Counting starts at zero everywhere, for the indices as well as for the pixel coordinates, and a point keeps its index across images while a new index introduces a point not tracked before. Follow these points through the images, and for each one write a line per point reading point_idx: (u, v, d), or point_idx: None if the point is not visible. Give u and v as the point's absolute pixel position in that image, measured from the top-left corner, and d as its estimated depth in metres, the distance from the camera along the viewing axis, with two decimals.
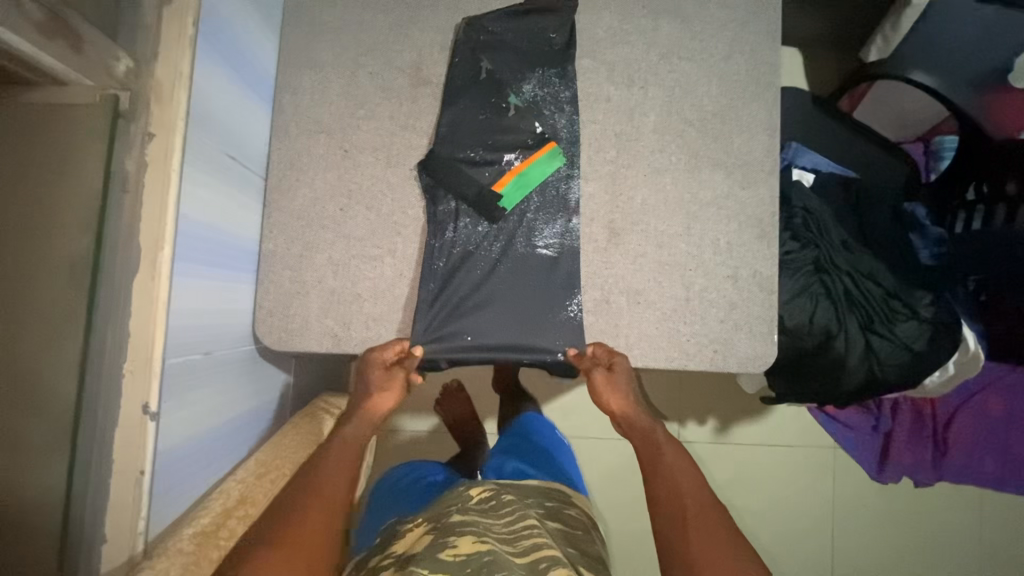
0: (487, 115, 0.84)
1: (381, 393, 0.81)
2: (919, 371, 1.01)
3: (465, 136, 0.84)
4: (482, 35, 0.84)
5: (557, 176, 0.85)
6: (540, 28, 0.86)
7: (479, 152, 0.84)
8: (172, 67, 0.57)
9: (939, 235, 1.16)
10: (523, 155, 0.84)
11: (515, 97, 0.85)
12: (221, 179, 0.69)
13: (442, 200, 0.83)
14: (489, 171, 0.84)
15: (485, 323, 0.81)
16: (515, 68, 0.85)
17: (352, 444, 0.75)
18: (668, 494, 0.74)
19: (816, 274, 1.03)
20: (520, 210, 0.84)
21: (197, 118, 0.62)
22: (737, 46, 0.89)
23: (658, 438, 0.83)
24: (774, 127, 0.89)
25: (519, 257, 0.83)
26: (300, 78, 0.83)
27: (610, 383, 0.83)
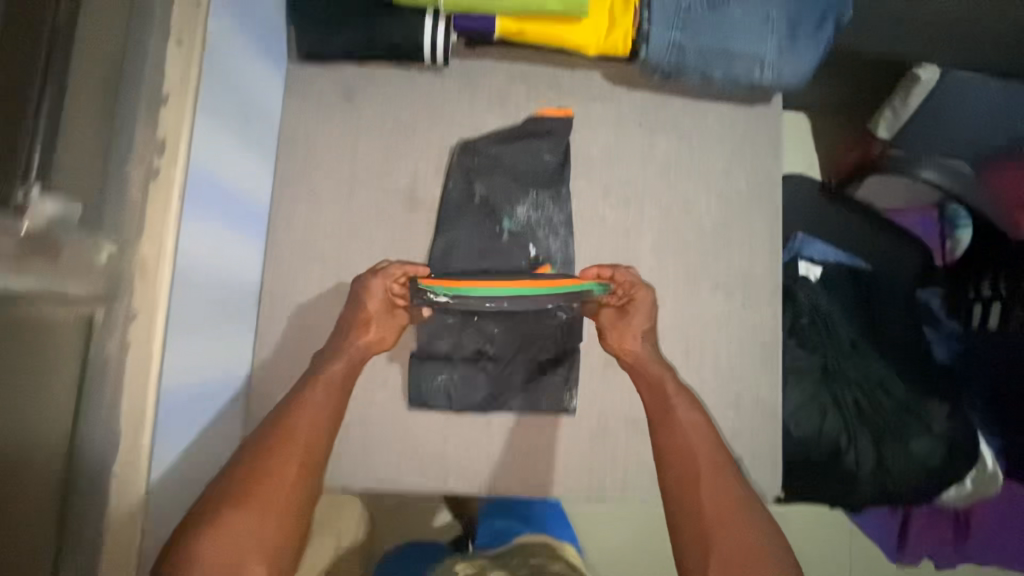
0: (481, 240, 0.84)
1: (376, 326, 0.79)
2: (933, 485, 0.96)
3: (457, 260, 0.83)
4: (478, 158, 0.85)
5: (553, 291, 0.84)
6: (534, 151, 0.86)
7: (470, 271, 0.83)
8: (158, 242, 0.58)
9: (953, 330, 1.12)
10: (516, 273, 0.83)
11: (509, 221, 0.86)
12: (207, 327, 0.69)
13: (431, 323, 0.84)
14: (480, 294, 0.84)
15: (468, 436, 0.82)
16: (509, 191, 0.86)
17: (331, 395, 0.74)
18: (679, 454, 0.73)
19: (824, 385, 1.00)
20: (506, 323, 0.84)
21: (183, 280, 0.62)
22: (736, 161, 0.88)
23: (666, 387, 0.78)
24: (777, 243, 0.86)
25: (506, 362, 0.84)
26: (295, 204, 0.84)
27: (621, 327, 0.81)
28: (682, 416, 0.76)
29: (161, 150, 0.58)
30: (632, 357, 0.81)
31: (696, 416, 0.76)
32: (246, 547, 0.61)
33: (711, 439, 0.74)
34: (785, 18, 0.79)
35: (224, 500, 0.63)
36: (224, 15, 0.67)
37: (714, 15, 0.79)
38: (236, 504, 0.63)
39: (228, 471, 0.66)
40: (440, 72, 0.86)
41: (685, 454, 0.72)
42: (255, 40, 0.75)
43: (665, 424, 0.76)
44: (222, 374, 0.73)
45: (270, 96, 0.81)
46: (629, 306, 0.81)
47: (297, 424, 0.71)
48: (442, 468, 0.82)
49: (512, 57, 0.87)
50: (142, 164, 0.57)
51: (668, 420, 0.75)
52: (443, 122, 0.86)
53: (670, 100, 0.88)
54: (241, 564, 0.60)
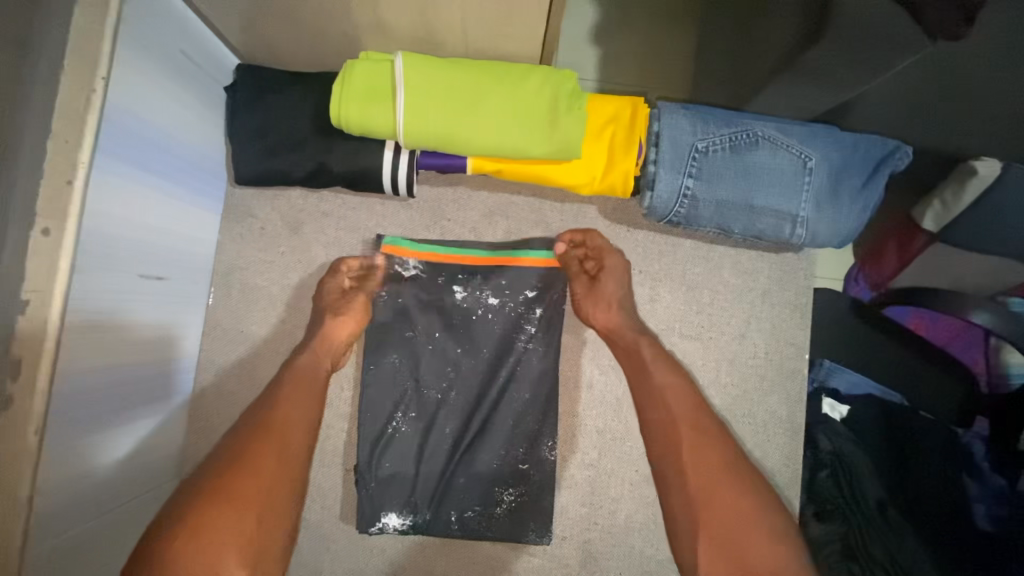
0: (438, 390, 0.70)
1: (337, 319, 0.66)
2: None
3: (407, 302, 0.71)
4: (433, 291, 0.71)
5: (518, 314, 0.71)
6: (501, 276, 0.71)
7: (420, 304, 0.71)
8: (7, 490, 0.46)
9: (1001, 487, 0.83)
10: (475, 302, 0.71)
11: (475, 366, 0.71)
12: (106, 536, 0.57)
13: (374, 381, 0.70)
14: (437, 334, 0.71)
15: (436, 524, 0.69)
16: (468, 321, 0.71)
17: (309, 388, 0.60)
18: (661, 425, 0.56)
19: (845, 561, 0.87)
20: (467, 368, 0.71)
21: (55, 514, 0.50)
22: (755, 321, 0.73)
23: (641, 355, 0.62)
24: (797, 426, 0.72)
25: (470, 418, 0.70)
26: (229, 355, 0.73)
27: (593, 297, 0.67)
28: (661, 380, 0.59)
29: (14, 372, 0.46)
30: (608, 334, 0.67)
31: (680, 382, 0.59)
32: (226, 546, 0.46)
33: (693, 400, 0.57)
34: (827, 166, 0.65)
35: (188, 494, 0.48)
36: (125, 169, 0.54)
37: (739, 161, 0.65)
38: (206, 496, 0.48)
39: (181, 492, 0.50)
40: (406, 201, 0.73)
41: (668, 419, 0.56)
42: (176, 176, 0.62)
43: (643, 390, 0.59)
44: None
45: (199, 233, 0.69)
46: (599, 274, 0.68)
47: (283, 417, 0.56)
48: None
49: (491, 187, 0.73)
50: None
51: (646, 384, 0.59)
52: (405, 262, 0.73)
53: (677, 244, 0.74)
54: (215, 560, 0.45)
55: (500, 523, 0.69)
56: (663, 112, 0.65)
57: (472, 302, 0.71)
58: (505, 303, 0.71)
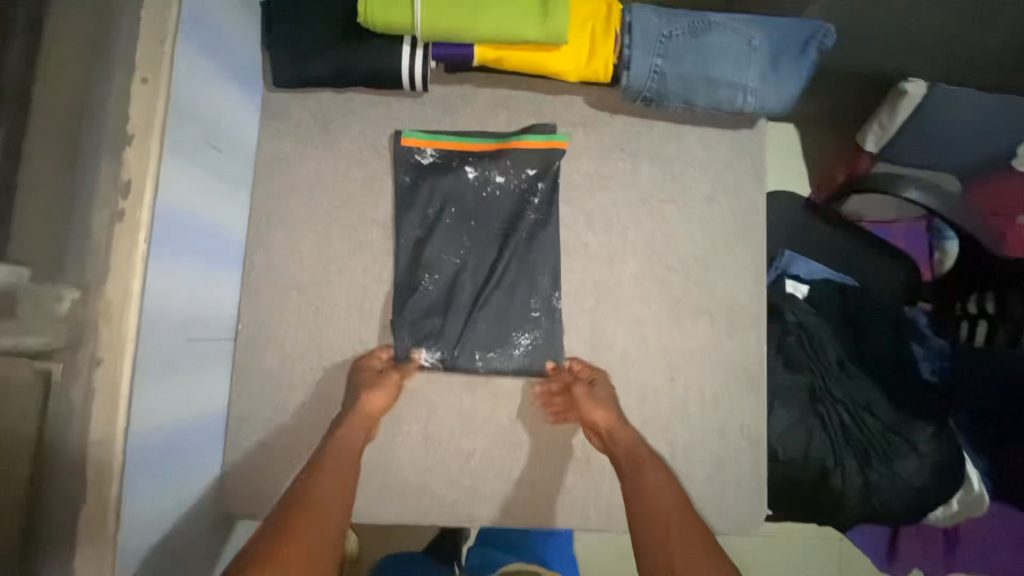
0: (458, 254, 0.83)
1: (370, 392, 0.76)
2: (921, 505, 0.96)
3: (429, 184, 0.84)
4: (449, 173, 0.84)
5: (522, 189, 0.84)
6: (508, 159, 0.84)
7: (438, 184, 0.84)
8: (123, 287, 0.56)
9: (941, 348, 1.08)
10: (486, 180, 0.84)
11: (489, 231, 0.84)
12: (183, 364, 0.68)
13: (404, 249, 0.83)
14: (454, 209, 0.84)
15: (465, 359, 0.81)
16: (479, 197, 0.84)
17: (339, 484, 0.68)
18: (649, 515, 0.65)
19: (811, 404, 1.00)
20: (483, 233, 0.84)
21: (152, 324, 0.61)
22: (721, 186, 0.87)
23: (640, 459, 0.73)
24: (761, 271, 0.86)
25: (486, 275, 0.83)
26: (272, 237, 0.82)
27: (591, 400, 0.77)
28: (650, 477, 0.70)
29: (125, 191, 0.57)
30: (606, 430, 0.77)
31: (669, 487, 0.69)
32: None
33: (681, 502, 0.67)
34: (768, 46, 0.79)
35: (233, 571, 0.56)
36: (194, 49, 0.65)
37: (697, 43, 0.78)
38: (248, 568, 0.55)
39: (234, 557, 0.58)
40: (420, 98, 0.85)
41: (658, 516, 0.65)
42: (227, 69, 0.73)
43: (633, 484, 0.70)
44: (202, 408, 0.73)
45: (246, 126, 0.80)
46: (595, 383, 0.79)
47: (319, 500, 0.65)
48: (425, 502, 0.79)
49: (493, 83, 0.86)
50: (108, 207, 0.56)
51: (636, 481, 0.70)
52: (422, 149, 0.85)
53: (652, 125, 0.87)
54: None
55: (518, 360, 0.82)
56: (634, 9, 0.79)
57: (483, 182, 0.84)
58: (511, 180, 0.84)
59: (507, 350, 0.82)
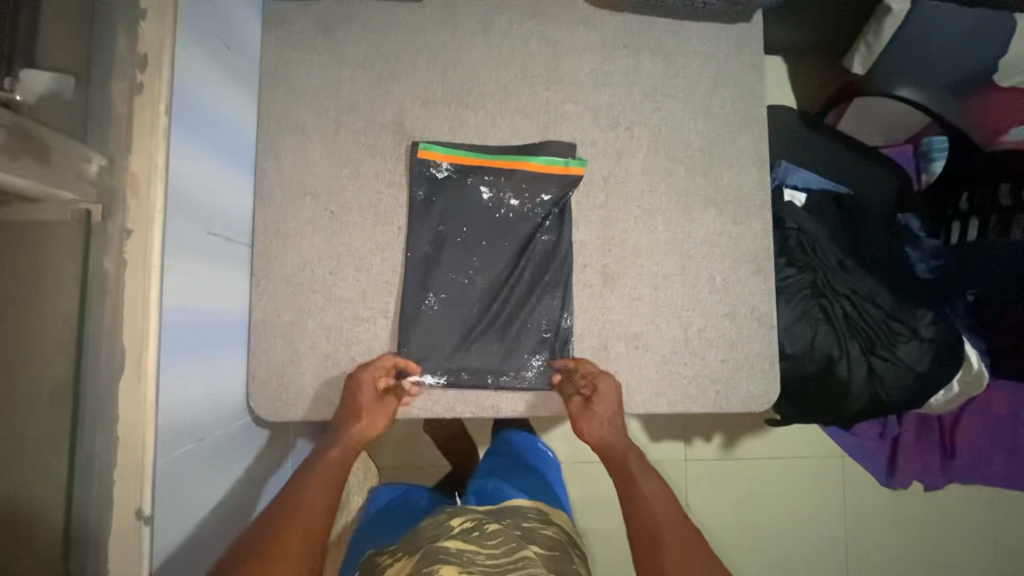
0: (473, 272, 0.84)
1: (364, 419, 0.78)
2: (920, 391, 1.00)
3: (441, 201, 0.84)
4: (466, 188, 0.84)
5: (538, 206, 0.84)
6: (524, 185, 0.84)
7: (451, 203, 0.84)
8: (147, 158, 0.56)
9: (935, 248, 1.15)
10: (501, 198, 0.85)
11: (502, 245, 0.85)
12: (203, 257, 0.68)
13: (416, 273, 0.82)
14: (466, 228, 0.84)
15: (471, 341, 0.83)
16: (492, 214, 0.85)
17: (329, 481, 0.71)
18: (643, 526, 0.71)
19: (815, 299, 1.02)
20: (497, 249, 0.84)
21: (174, 206, 0.61)
22: (721, 80, 0.88)
23: (630, 468, 0.79)
24: (763, 160, 0.88)
25: (495, 298, 0.84)
26: (282, 144, 0.82)
27: (588, 413, 0.81)
28: (645, 489, 0.76)
29: (142, 64, 0.56)
30: (598, 444, 0.82)
31: (661, 491, 0.76)
32: None
33: (671, 506, 0.74)
34: None
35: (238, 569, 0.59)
36: None
37: None
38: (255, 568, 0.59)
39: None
40: (421, 2, 0.85)
41: (650, 522, 0.71)
42: None
43: (631, 495, 0.76)
44: (224, 306, 0.74)
45: (248, 31, 0.80)
46: (594, 397, 0.81)
47: (307, 498, 0.69)
48: (451, 394, 0.83)
49: None
50: (125, 79, 0.56)
51: (632, 495, 0.76)
52: (427, 52, 0.85)
53: (652, 22, 0.88)
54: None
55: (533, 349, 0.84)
56: None
57: (497, 200, 0.85)
58: (524, 204, 0.85)
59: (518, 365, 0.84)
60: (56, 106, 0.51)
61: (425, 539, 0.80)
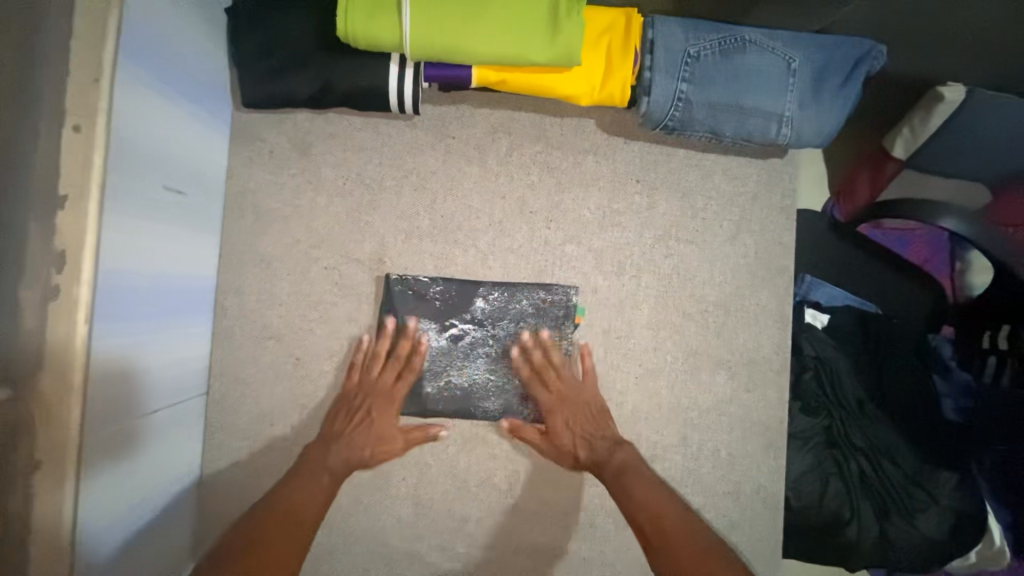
0: (466, 381, 0.75)
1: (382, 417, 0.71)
2: (934, 560, 0.91)
3: (434, 304, 0.75)
4: (457, 292, 0.75)
5: (535, 330, 0.75)
6: (524, 291, 0.75)
7: (440, 323, 0.75)
8: (62, 376, 0.48)
9: (966, 383, 0.99)
10: (496, 315, 0.75)
11: (497, 351, 0.75)
12: (144, 438, 0.61)
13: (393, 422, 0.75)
14: (457, 331, 0.75)
15: (443, 511, 0.74)
16: (488, 317, 0.75)
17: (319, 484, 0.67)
18: (653, 526, 0.63)
19: (828, 449, 0.95)
20: (486, 377, 0.75)
21: (103, 407, 0.53)
22: (745, 225, 0.78)
23: (614, 463, 0.69)
24: (786, 319, 0.78)
25: (484, 408, 0.75)
26: (246, 279, 0.73)
27: (560, 397, 0.73)
28: (640, 483, 0.67)
29: (61, 264, 0.48)
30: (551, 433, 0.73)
31: (673, 502, 0.65)
32: None
33: (674, 505, 0.65)
34: (809, 70, 0.69)
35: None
36: (136, 80, 0.54)
37: (728, 64, 0.68)
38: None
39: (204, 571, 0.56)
40: (411, 120, 0.75)
41: (655, 515, 0.63)
42: (185, 94, 0.63)
43: (626, 493, 0.66)
44: (169, 476, 0.66)
45: (212, 153, 0.70)
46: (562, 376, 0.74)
47: (294, 504, 0.64)
48: (417, 568, 0.73)
49: (494, 103, 0.76)
50: (38, 283, 0.47)
51: (629, 489, 0.66)
52: (414, 179, 0.75)
53: (671, 153, 0.77)
54: None
55: (512, 517, 0.75)
56: (657, 21, 0.69)
57: (489, 322, 0.75)
58: (526, 310, 0.75)
59: (494, 533, 0.74)
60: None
61: None
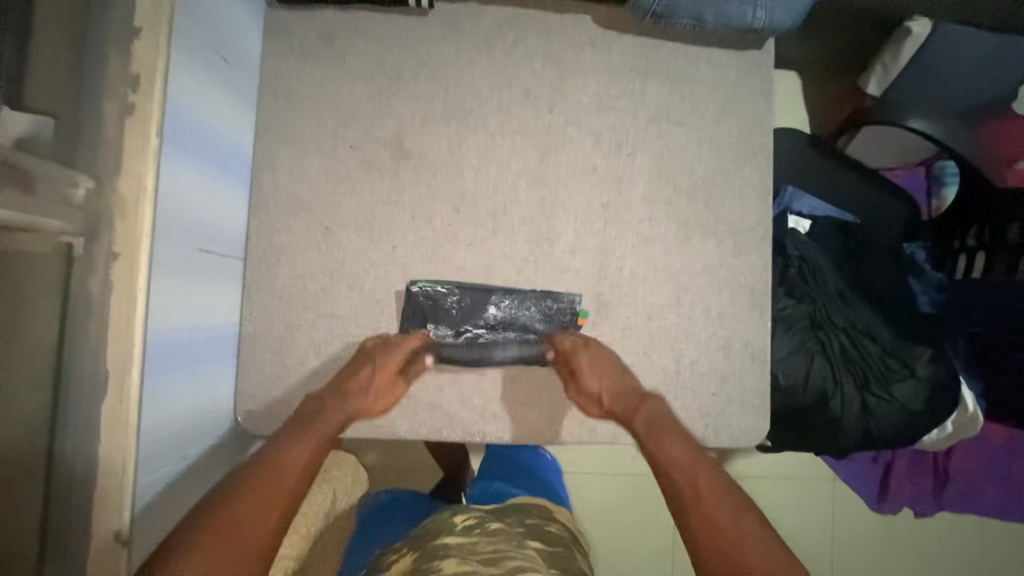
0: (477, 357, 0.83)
1: (376, 400, 0.79)
2: (913, 429, 0.99)
3: (451, 305, 0.83)
4: (471, 296, 0.83)
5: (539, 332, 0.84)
6: (531, 299, 0.84)
7: (456, 328, 0.84)
8: (136, 179, 0.55)
9: (939, 281, 1.09)
10: (505, 321, 0.84)
11: (505, 344, 0.83)
12: (194, 276, 0.68)
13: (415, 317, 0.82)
14: (471, 328, 0.84)
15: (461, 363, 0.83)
16: (498, 322, 0.84)
17: (314, 437, 0.71)
18: (679, 484, 0.68)
19: (813, 332, 1.02)
20: (499, 360, 0.83)
21: (167, 225, 0.61)
22: (729, 108, 0.87)
23: (653, 425, 0.76)
24: (767, 192, 0.86)
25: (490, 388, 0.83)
26: (279, 158, 0.81)
27: (590, 367, 0.81)
28: (671, 446, 0.73)
29: (135, 84, 0.56)
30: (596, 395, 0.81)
31: (695, 457, 0.71)
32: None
33: (703, 463, 0.70)
34: None
35: (182, 538, 0.55)
36: None
37: None
38: (202, 535, 0.56)
39: (205, 507, 0.59)
40: (425, 16, 0.84)
41: (682, 475, 0.69)
42: None
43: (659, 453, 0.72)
44: (211, 323, 0.73)
45: (249, 38, 0.78)
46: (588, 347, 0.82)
47: (288, 458, 0.68)
48: (437, 417, 0.82)
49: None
50: (117, 99, 0.55)
51: (660, 454, 0.72)
52: (429, 68, 0.84)
53: (660, 45, 0.86)
54: None
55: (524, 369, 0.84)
56: None
57: (496, 326, 0.84)
58: (533, 321, 0.84)
59: (506, 382, 0.83)
60: (42, 123, 0.50)
61: (429, 536, 0.79)
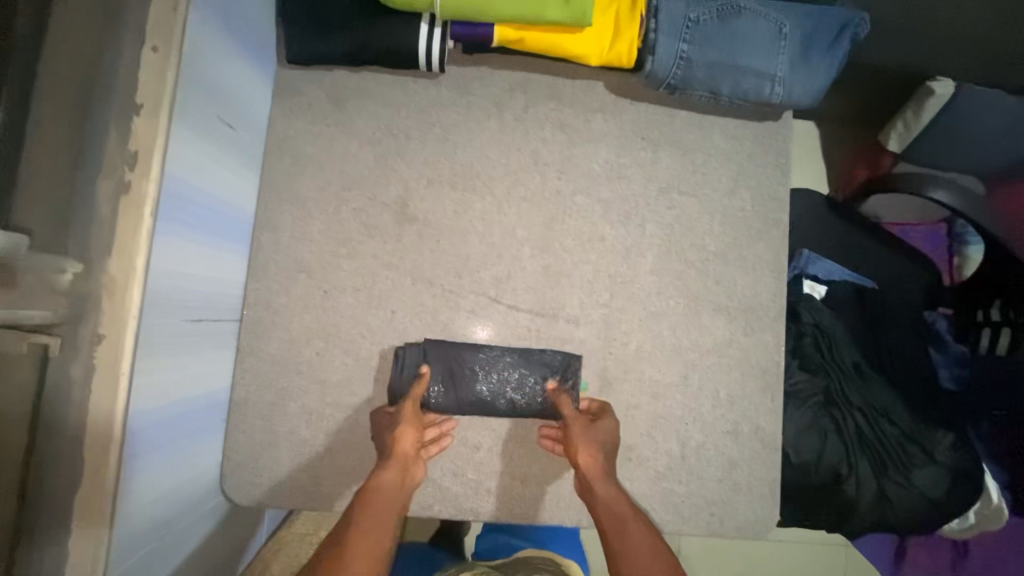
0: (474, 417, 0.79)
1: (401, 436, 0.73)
2: (932, 518, 0.94)
3: (444, 366, 0.79)
4: (467, 357, 0.79)
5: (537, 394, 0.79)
6: (531, 360, 0.80)
7: (449, 386, 0.79)
8: (127, 261, 0.54)
9: (962, 354, 1.03)
10: (501, 381, 0.80)
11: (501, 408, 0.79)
12: (186, 347, 0.66)
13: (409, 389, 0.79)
14: (465, 389, 0.79)
15: (455, 436, 0.80)
16: (493, 383, 0.79)
17: (382, 518, 0.67)
18: None
19: (826, 408, 0.98)
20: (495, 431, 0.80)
21: (157, 301, 0.59)
22: (743, 180, 0.84)
23: (622, 509, 0.70)
24: (781, 268, 0.83)
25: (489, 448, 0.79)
26: (281, 218, 0.80)
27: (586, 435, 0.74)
28: (636, 534, 0.67)
29: (132, 162, 0.54)
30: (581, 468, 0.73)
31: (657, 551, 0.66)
32: None
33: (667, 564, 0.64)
34: (800, 34, 0.76)
35: None
36: (205, 18, 0.62)
37: (725, 27, 0.76)
38: None
39: None
40: (436, 80, 0.83)
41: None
42: (240, 40, 0.71)
43: (620, 544, 0.66)
44: (201, 390, 0.70)
45: (256, 98, 0.77)
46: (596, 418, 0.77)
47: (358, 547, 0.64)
48: (428, 492, 0.79)
49: (511, 65, 0.83)
50: (113, 178, 0.54)
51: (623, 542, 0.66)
52: (437, 132, 0.82)
53: (674, 115, 0.84)
54: None
55: (522, 444, 0.80)
56: None
57: (496, 372, 0.80)
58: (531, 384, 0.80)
59: (503, 457, 0.80)
60: (17, 239, 0.48)
61: None
